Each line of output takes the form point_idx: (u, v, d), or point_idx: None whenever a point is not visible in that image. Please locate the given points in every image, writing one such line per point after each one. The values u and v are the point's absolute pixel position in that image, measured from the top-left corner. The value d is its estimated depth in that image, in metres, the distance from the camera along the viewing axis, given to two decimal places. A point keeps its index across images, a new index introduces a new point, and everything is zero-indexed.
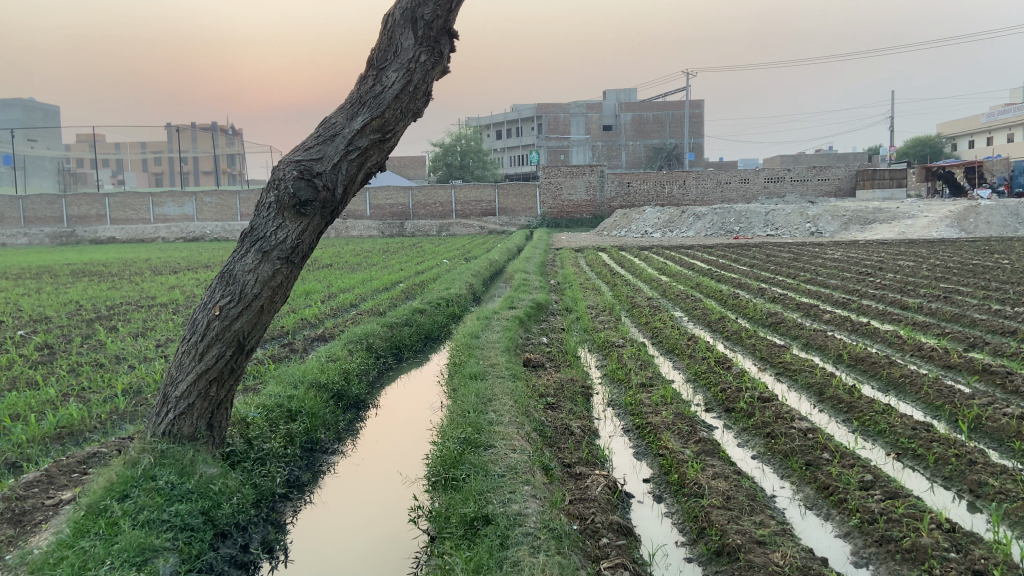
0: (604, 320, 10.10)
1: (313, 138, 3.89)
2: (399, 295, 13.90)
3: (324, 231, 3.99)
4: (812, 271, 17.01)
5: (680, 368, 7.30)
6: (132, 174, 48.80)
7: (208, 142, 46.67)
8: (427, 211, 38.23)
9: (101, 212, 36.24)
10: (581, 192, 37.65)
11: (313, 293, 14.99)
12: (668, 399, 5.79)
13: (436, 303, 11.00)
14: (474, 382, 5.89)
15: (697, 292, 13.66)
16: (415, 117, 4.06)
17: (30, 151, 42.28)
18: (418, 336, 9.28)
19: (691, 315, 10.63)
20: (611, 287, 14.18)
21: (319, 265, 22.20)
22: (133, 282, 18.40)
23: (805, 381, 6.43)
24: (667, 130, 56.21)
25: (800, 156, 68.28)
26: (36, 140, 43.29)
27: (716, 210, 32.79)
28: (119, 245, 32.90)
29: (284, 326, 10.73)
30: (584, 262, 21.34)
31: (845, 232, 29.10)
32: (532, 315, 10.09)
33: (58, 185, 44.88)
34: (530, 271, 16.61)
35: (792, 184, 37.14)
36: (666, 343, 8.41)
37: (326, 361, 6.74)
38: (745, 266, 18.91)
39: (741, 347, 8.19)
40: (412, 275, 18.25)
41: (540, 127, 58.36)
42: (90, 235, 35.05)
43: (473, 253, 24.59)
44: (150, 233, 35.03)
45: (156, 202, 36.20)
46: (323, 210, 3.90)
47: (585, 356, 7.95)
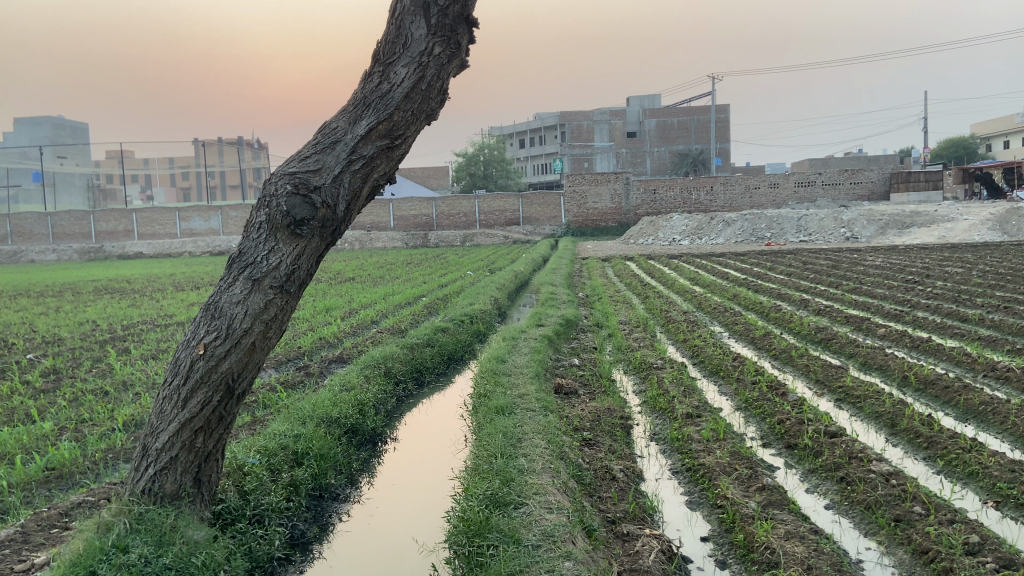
0: (639, 337, 9.46)
1: (310, 146, 3.32)
2: (421, 311, 13.37)
3: (324, 253, 3.41)
4: (854, 279, 16.23)
5: (727, 394, 6.64)
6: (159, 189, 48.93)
7: (233, 156, 46.71)
8: (451, 222, 37.80)
9: (129, 228, 36.21)
10: (606, 200, 36.98)
11: (333, 310, 14.48)
12: (721, 435, 5.15)
13: (459, 321, 10.44)
14: (502, 416, 5.29)
15: (735, 304, 12.98)
16: (428, 120, 3.49)
17: (60, 169, 42.31)
18: (441, 357, 8.70)
19: (732, 331, 9.95)
20: (643, 300, 13.54)
21: (341, 279, 21.78)
22: (154, 300, 18.05)
23: (873, 410, 5.75)
24: (692, 136, 55.39)
25: (829, 160, 67.15)
26: (66, 157, 43.34)
27: (747, 216, 31.96)
28: (145, 260, 32.80)
29: (301, 346, 10.22)
30: (613, 272, 20.72)
31: (882, 236, 28.13)
32: (562, 332, 9.48)
33: (89, 202, 44.87)
34: (557, 283, 16.03)
35: (823, 188, 36.20)
36: (709, 364, 7.76)
37: (340, 391, 6.18)
38: (781, 274, 18.17)
39: (793, 368, 7.51)
40: (436, 289, 17.72)
41: (563, 135, 57.80)
42: (119, 250, 34.97)
43: (498, 264, 24.04)
44: (176, 248, 34.92)
45: (183, 216, 36.13)
46: (323, 229, 3.33)
47: (623, 379, 7.33)
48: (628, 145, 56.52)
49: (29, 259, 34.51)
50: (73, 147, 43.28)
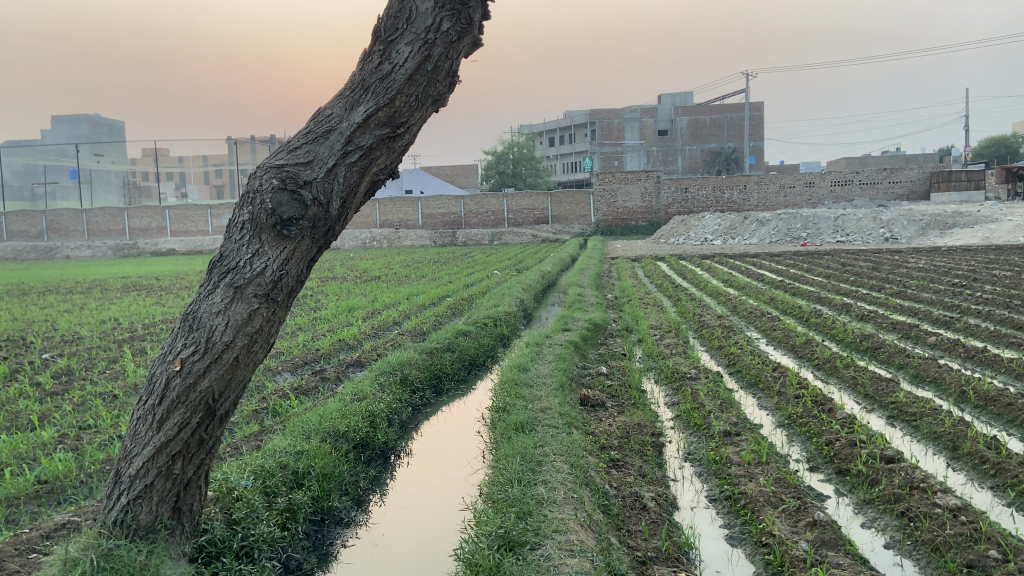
0: (671, 344, 8.99)
1: (301, 135, 2.92)
2: (445, 313, 12.98)
3: (318, 257, 3.00)
4: (897, 282, 15.54)
5: (768, 409, 6.12)
6: (192, 186, 49.25)
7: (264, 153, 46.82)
8: (479, 219, 37.48)
9: (162, 225, 36.32)
10: (637, 199, 36.34)
11: (356, 310, 14.15)
12: (763, 458, 4.67)
13: (482, 324, 10.03)
14: (522, 434, 4.87)
15: (771, 308, 12.44)
16: (435, 107, 3.06)
17: (97, 167, 42.57)
18: (461, 363, 8.28)
19: (770, 338, 9.42)
20: (675, 303, 13.03)
21: (366, 278, 21.49)
22: (178, 298, 17.90)
23: (931, 431, 5.23)
24: (725, 134, 54.48)
25: (865, 158, 65.72)
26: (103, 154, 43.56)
27: (781, 215, 31.17)
28: (175, 256, 32.90)
29: (319, 349, 9.89)
30: (643, 273, 20.22)
31: (922, 237, 27.21)
32: (589, 338, 9.00)
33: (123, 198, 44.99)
34: (585, 284, 15.57)
35: (861, 187, 35.20)
36: (747, 375, 7.24)
37: (350, 401, 5.78)
38: (819, 277, 17.50)
39: (839, 381, 6.97)
40: (461, 289, 17.34)
41: (593, 133, 57.16)
42: (151, 247, 35.08)
43: (525, 263, 23.59)
44: (207, 245, 34.98)
45: (214, 213, 36.11)
46: (315, 230, 2.91)
47: (653, 390, 6.88)
48: (659, 143, 55.72)
49: (63, 255, 34.84)
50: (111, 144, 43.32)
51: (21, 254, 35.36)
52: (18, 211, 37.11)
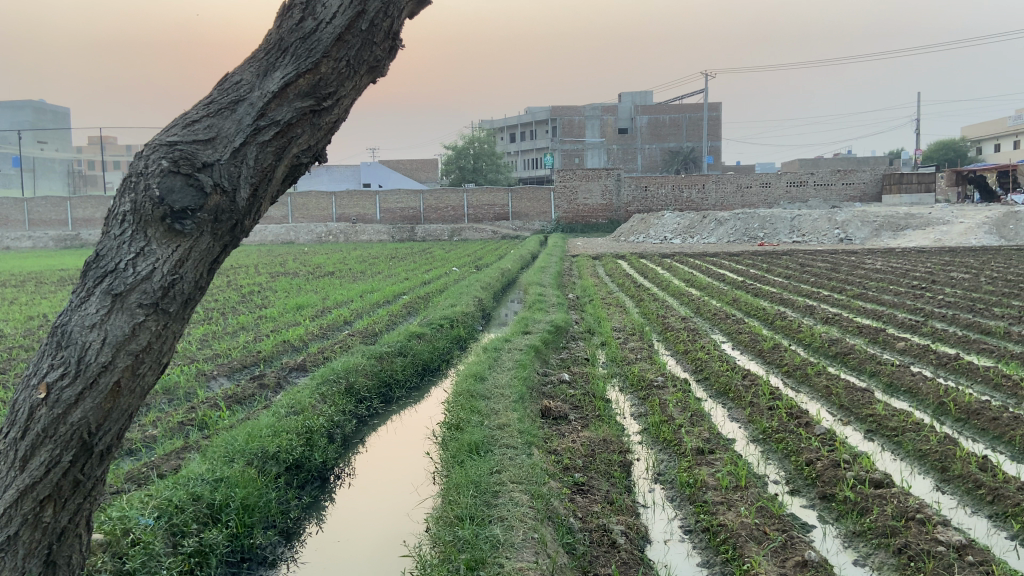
0: (635, 348, 8.56)
1: (201, 105, 2.35)
2: (399, 312, 12.41)
3: (223, 256, 2.42)
4: (858, 283, 15.39)
5: (741, 421, 5.69)
6: None
7: None
8: (438, 215, 36.88)
9: None
10: (597, 197, 36.08)
11: (305, 308, 13.49)
12: (742, 483, 4.21)
13: (437, 325, 9.49)
14: (475, 457, 4.35)
15: (736, 309, 12.11)
16: (371, 77, 2.51)
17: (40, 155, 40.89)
18: (413, 368, 7.72)
19: (736, 342, 9.05)
20: (637, 303, 12.65)
21: (319, 273, 20.78)
22: None
23: (918, 449, 4.85)
24: (684, 133, 54.71)
25: (819, 160, 66.64)
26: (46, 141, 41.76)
27: (739, 214, 31.16)
28: None
29: (261, 351, 9.26)
30: (603, 271, 19.89)
31: (877, 238, 27.40)
32: (550, 341, 8.51)
33: (68, 188, 43.29)
34: (545, 283, 15.12)
35: (816, 188, 35.46)
36: (715, 384, 6.82)
37: (284, 415, 5.19)
38: (779, 277, 17.34)
39: (812, 390, 6.58)
40: (417, 286, 16.76)
41: (554, 130, 56.84)
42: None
43: (484, 260, 23.07)
44: None
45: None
46: (218, 224, 2.34)
47: (618, 401, 6.40)
48: (619, 141, 55.67)
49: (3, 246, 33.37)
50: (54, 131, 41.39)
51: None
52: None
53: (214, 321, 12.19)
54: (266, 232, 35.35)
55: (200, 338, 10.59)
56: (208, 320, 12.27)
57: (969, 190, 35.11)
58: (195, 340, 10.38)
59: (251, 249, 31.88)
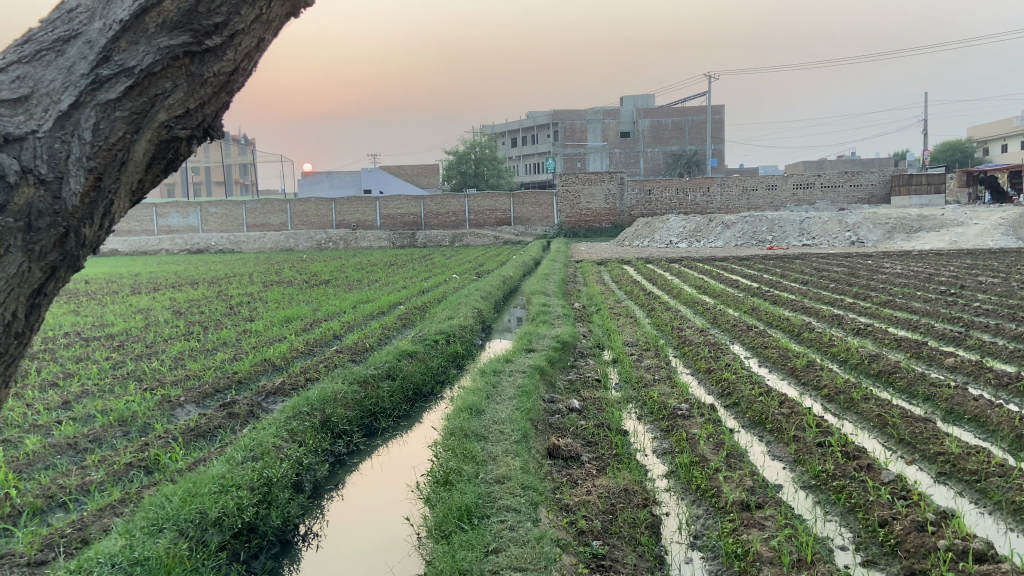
0: (651, 366, 7.69)
1: (20, 48, 1.69)
2: (392, 325, 11.62)
3: (63, 266, 1.72)
4: (881, 289, 14.51)
5: (785, 460, 4.82)
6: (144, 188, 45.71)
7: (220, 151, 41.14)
8: (440, 221, 35.95)
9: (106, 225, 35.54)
10: (600, 200, 35.29)
11: (293, 321, 12.64)
12: (807, 556, 3.32)
13: (432, 341, 8.64)
14: (467, 528, 3.48)
15: (755, 318, 11.24)
16: (269, 23, 1.94)
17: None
18: (403, 394, 6.84)
19: (763, 358, 8.17)
20: (647, 313, 11.81)
21: (314, 282, 20.01)
22: (102, 305, 16.41)
23: (1010, 501, 3.98)
24: (687, 136, 54.02)
25: (824, 161, 65.79)
26: None
27: (747, 217, 30.30)
28: (120, 258, 31.79)
29: (238, 372, 8.42)
30: (609, 278, 19.08)
31: (890, 240, 26.50)
32: (556, 360, 7.62)
33: None
34: (549, 292, 14.32)
35: (823, 191, 34.55)
36: (747, 413, 5.91)
37: (238, 462, 4.30)
38: (796, 283, 16.46)
39: (863, 420, 5.68)
40: (415, 296, 15.91)
41: (555, 134, 56.09)
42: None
43: (486, 266, 22.21)
44: (154, 245, 34.43)
45: (160, 212, 35.77)
46: (50, 213, 1.64)
47: (637, 434, 5.52)
48: (621, 145, 54.95)
49: None
50: None
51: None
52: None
53: (194, 336, 11.33)
54: (264, 239, 34.54)
55: (175, 356, 9.73)
56: (188, 335, 11.43)
57: (979, 190, 34.11)
58: (170, 358, 9.54)
59: (248, 256, 31.15)
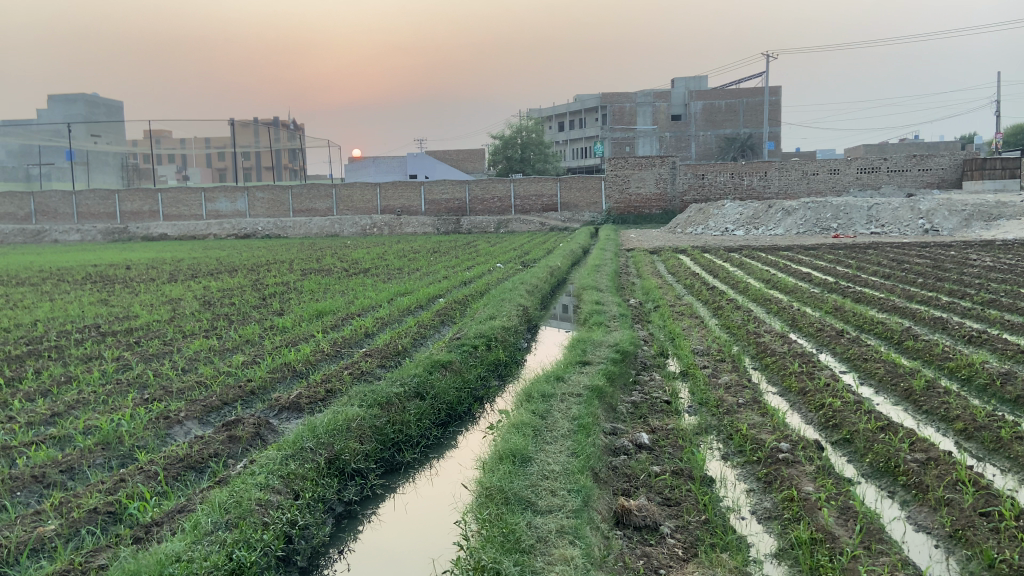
0: (729, 383, 6.43)
1: None
2: (430, 324, 10.53)
3: None
4: (971, 286, 12.94)
5: (938, 545, 3.58)
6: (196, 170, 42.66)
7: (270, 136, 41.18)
8: (485, 206, 34.96)
9: (154, 209, 35.28)
10: (650, 185, 33.76)
11: (324, 316, 11.60)
12: None
13: (470, 346, 7.52)
14: None
15: (838, 320, 9.87)
16: None
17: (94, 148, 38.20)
18: (433, 417, 5.72)
19: (866, 375, 6.82)
20: (713, 314, 10.54)
21: (354, 271, 19.04)
22: (135, 295, 15.60)
23: None
24: (741, 120, 51.93)
25: (885, 144, 62.69)
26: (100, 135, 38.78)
27: (809, 203, 28.49)
28: (169, 243, 31.50)
29: (252, 378, 7.40)
30: (664, 269, 17.78)
31: (966, 229, 24.50)
32: (617, 375, 6.43)
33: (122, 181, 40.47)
34: (601, 286, 13.10)
35: (888, 175, 32.34)
36: (867, 458, 4.66)
37: (203, 537, 3.24)
38: (873, 276, 14.91)
39: (1022, 469, 4.39)
40: (457, 288, 14.82)
41: (603, 118, 54.35)
42: (142, 231, 33.91)
43: (532, 254, 21.00)
44: (202, 229, 33.94)
45: (209, 197, 35.21)
46: None
47: (728, 486, 4.33)
48: (672, 128, 53.01)
49: (53, 239, 33.57)
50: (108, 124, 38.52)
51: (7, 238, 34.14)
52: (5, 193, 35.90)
53: (215, 333, 10.35)
54: (310, 224, 33.84)
55: (189, 357, 8.75)
56: (209, 332, 10.45)
57: None
58: (182, 359, 8.53)
59: (293, 242, 30.41)
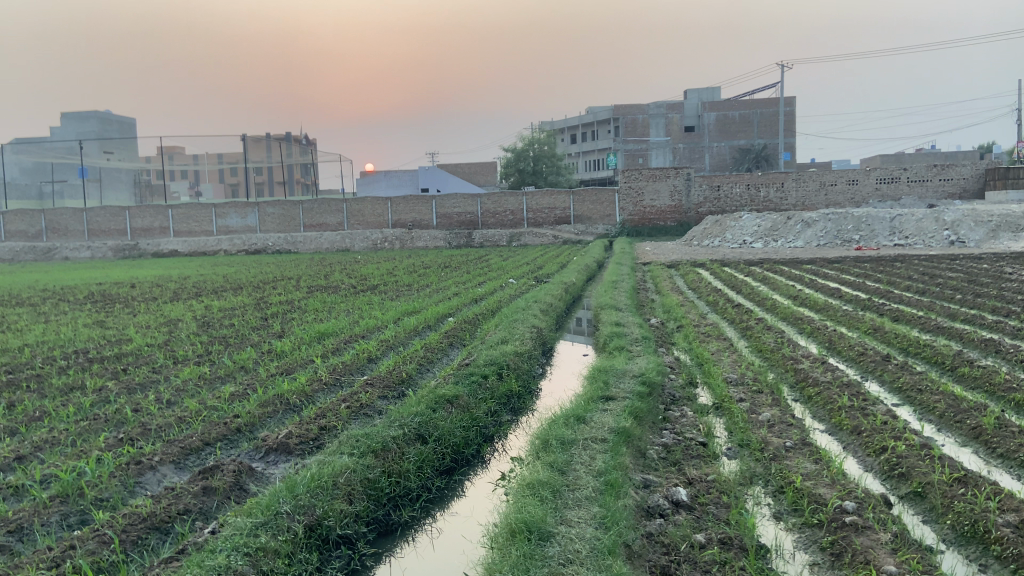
0: (772, 422, 5.68)
1: None
2: (438, 347, 9.85)
3: None
4: (1012, 303, 12.09)
5: None
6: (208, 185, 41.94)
7: (281, 151, 40.85)
8: (496, 220, 34.33)
9: (165, 225, 34.85)
10: (665, 197, 33.06)
11: (326, 339, 10.94)
12: None
13: (478, 376, 6.82)
14: None
15: (877, 344, 9.09)
16: None
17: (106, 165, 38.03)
18: (435, 465, 5.02)
19: (925, 411, 6.04)
20: (740, 336, 9.79)
21: (361, 289, 18.40)
22: (133, 316, 15.00)
23: None
24: (755, 130, 51.20)
25: (902, 153, 61.60)
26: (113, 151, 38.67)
27: (829, 215, 27.66)
28: (179, 259, 31.06)
29: (238, 414, 6.72)
30: (682, 284, 17.04)
31: (993, 240, 23.58)
32: (644, 413, 5.72)
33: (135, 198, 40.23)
34: (620, 304, 12.40)
35: (908, 185, 31.44)
36: (948, 519, 3.88)
37: None
38: (905, 293, 14.06)
39: None
40: (467, 306, 14.15)
41: (616, 130, 53.67)
42: (152, 247, 33.40)
43: (545, 270, 20.30)
44: (212, 245, 33.41)
45: (219, 212, 34.77)
46: None
47: (786, 558, 3.62)
48: (685, 140, 52.28)
49: (63, 256, 33.20)
50: (121, 140, 38.43)
51: (18, 255, 33.87)
52: (16, 210, 35.63)
53: (207, 359, 9.71)
54: (321, 240, 33.27)
55: (177, 387, 8.12)
56: (203, 358, 9.81)
57: None
58: (169, 390, 7.87)
59: (303, 258, 29.88)
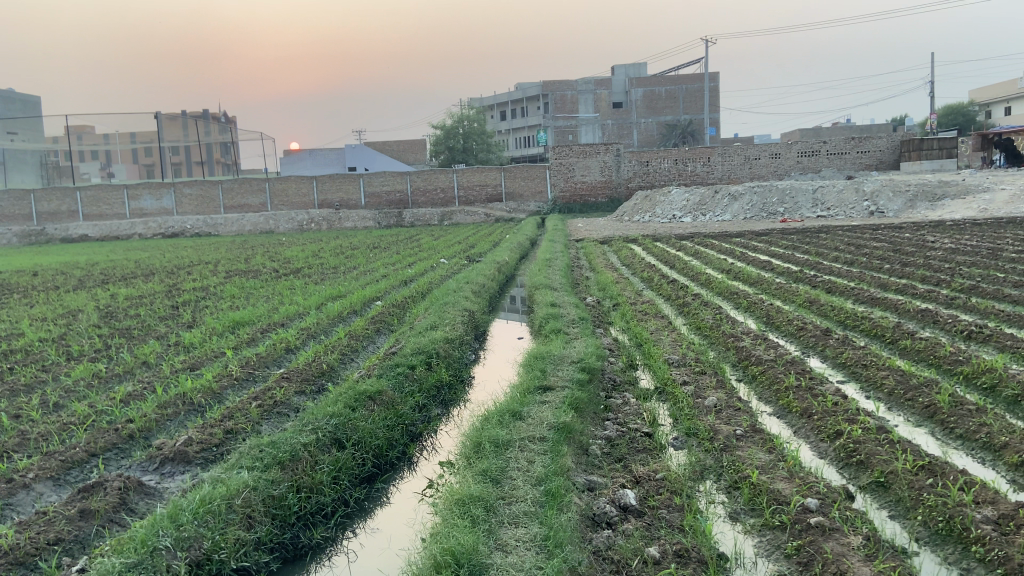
0: (717, 405, 5.30)
1: None
2: (362, 333, 9.24)
3: None
4: (936, 271, 12.14)
5: None
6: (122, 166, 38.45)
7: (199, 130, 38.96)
8: (426, 198, 33.49)
9: (74, 208, 32.79)
10: (595, 173, 32.82)
11: (241, 328, 10.17)
12: None
13: (401, 366, 6.26)
14: None
15: (814, 317, 8.87)
16: None
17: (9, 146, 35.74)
18: (353, 472, 4.45)
19: (873, 389, 5.77)
20: (676, 313, 9.49)
21: (284, 273, 17.51)
22: (33, 307, 13.80)
23: None
24: (681, 106, 51.51)
25: (821, 127, 63.00)
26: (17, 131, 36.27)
27: (755, 188, 27.84)
28: (92, 244, 29.37)
29: (133, 418, 6.01)
30: (615, 261, 16.76)
31: (912, 210, 24.08)
32: (583, 402, 5.28)
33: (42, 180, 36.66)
34: (552, 283, 11.97)
35: (829, 158, 31.99)
36: (919, 515, 3.55)
37: None
38: (834, 264, 14.04)
39: None
40: (395, 288, 13.51)
41: (546, 106, 53.26)
42: (61, 232, 31.39)
43: (477, 249, 19.76)
44: (126, 229, 31.60)
45: (132, 194, 32.86)
46: None
47: (749, 568, 3.22)
48: (614, 116, 52.26)
49: None
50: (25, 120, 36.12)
51: None
52: None
53: (107, 354, 8.86)
54: (243, 221, 31.94)
55: (68, 387, 7.31)
56: (103, 353, 8.94)
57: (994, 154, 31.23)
58: (57, 392, 7.05)
59: (225, 240, 28.57)
